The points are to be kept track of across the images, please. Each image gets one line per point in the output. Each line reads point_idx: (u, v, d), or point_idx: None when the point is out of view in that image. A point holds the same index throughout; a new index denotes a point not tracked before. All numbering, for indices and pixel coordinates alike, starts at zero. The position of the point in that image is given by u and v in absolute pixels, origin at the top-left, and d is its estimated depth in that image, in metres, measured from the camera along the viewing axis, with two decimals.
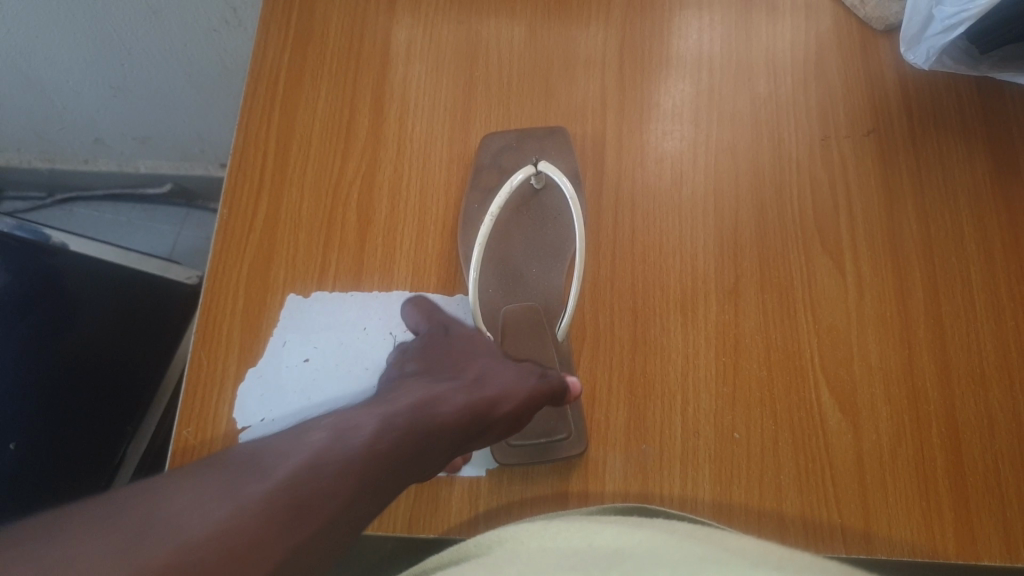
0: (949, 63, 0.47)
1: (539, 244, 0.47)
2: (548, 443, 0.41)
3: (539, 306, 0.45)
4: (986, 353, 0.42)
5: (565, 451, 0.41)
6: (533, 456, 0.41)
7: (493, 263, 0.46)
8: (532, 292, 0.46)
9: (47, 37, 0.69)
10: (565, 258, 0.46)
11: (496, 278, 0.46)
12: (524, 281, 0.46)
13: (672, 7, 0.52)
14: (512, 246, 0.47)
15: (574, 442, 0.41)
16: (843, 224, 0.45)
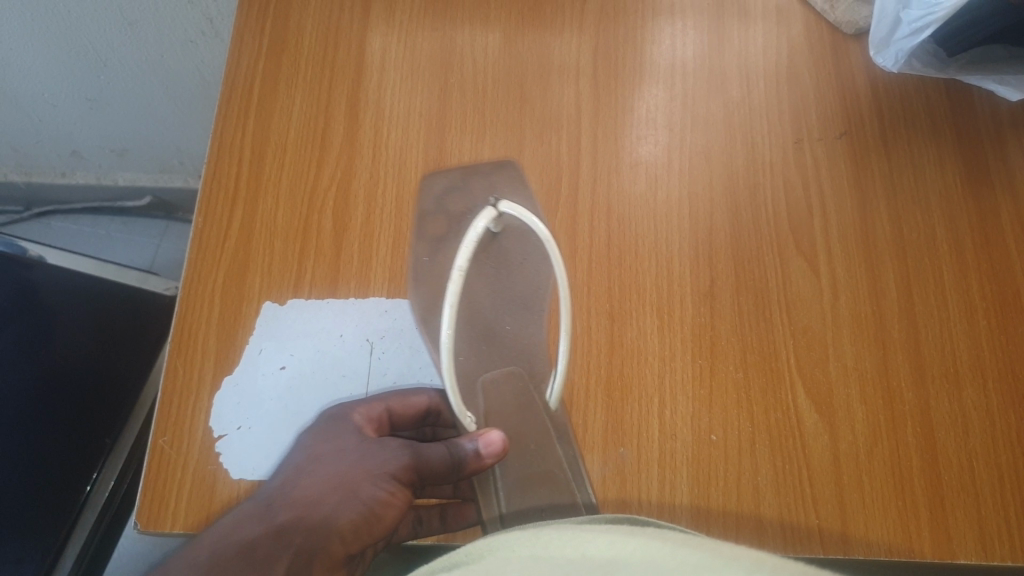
0: (918, 66, 0.48)
1: (511, 293, 0.44)
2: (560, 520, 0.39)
3: (523, 369, 0.43)
4: (959, 353, 0.43)
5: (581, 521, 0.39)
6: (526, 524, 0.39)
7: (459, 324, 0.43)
8: (510, 348, 0.43)
9: (21, 50, 0.69)
10: (539, 310, 0.44)
11: (462, 342, 0.43)
12: (500, 339, 0.43)
13: (645, 14, 0.53)
14: (478, 302, 0.44)
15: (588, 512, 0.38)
16: (817, 225, 0.46)
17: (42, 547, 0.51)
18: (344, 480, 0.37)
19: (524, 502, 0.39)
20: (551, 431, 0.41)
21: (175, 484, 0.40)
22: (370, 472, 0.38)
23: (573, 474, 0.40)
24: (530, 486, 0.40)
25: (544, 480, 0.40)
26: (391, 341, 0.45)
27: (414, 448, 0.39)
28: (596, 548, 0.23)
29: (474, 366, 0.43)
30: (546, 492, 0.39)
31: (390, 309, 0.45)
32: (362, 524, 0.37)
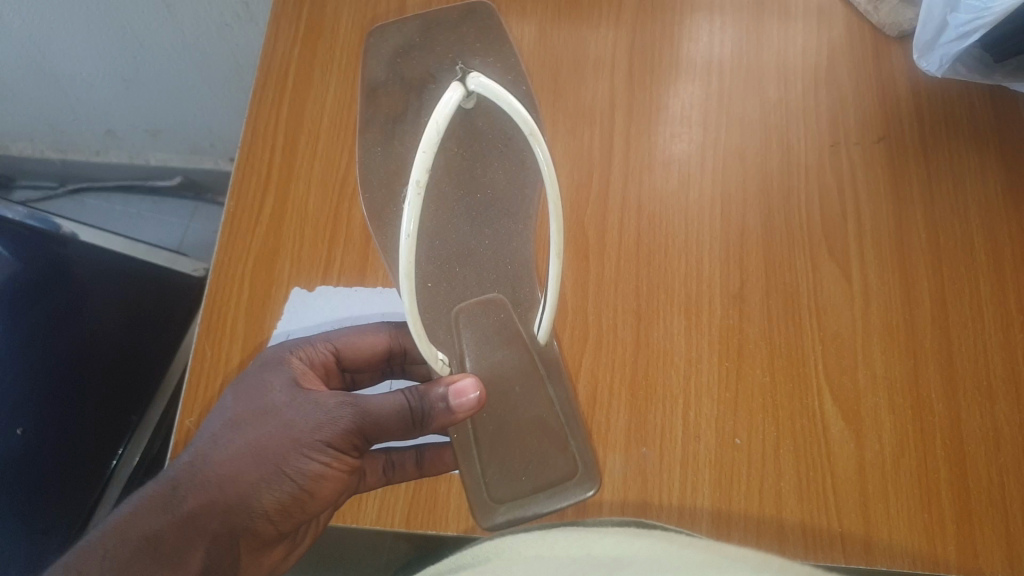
0: (963, 71, 0.47)
1: (491, 199, 0.46)
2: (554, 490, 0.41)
3: (507, 299, 0.45)
4: (992, 365, 0.42)
5: (581, 492, 0.40)
6: (523, 489, 0.41)
7: (436, 244, 0.45)
8: (492, 266, 0.45)
9: (59, 29, 0.70)
10: (522, 219, 0.46)
11: (437, 266, 0.45)
12: (480, 255, 0.45)
13: (683, 10, 0.52)
14: (452, 216, 0.45)
15: (585, 478, 0.41)
16: (851, 230, 0.45)
17: (68, 519, 0.54)
18: (268, 454, 0.36)
19: (508, 465, 0.42)
20: (544, 377, 0.43)
21: None
22: (298, 442, 0.36)
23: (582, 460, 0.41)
24: (506, 448, 0.42)
25: (523, 430, 0.43)
26: None
27: (354, 408, 0.37)
28: (602, 549, 0.23)
29: (456, 292, 0.44)
30: (526, 446, 0.42)
31: None
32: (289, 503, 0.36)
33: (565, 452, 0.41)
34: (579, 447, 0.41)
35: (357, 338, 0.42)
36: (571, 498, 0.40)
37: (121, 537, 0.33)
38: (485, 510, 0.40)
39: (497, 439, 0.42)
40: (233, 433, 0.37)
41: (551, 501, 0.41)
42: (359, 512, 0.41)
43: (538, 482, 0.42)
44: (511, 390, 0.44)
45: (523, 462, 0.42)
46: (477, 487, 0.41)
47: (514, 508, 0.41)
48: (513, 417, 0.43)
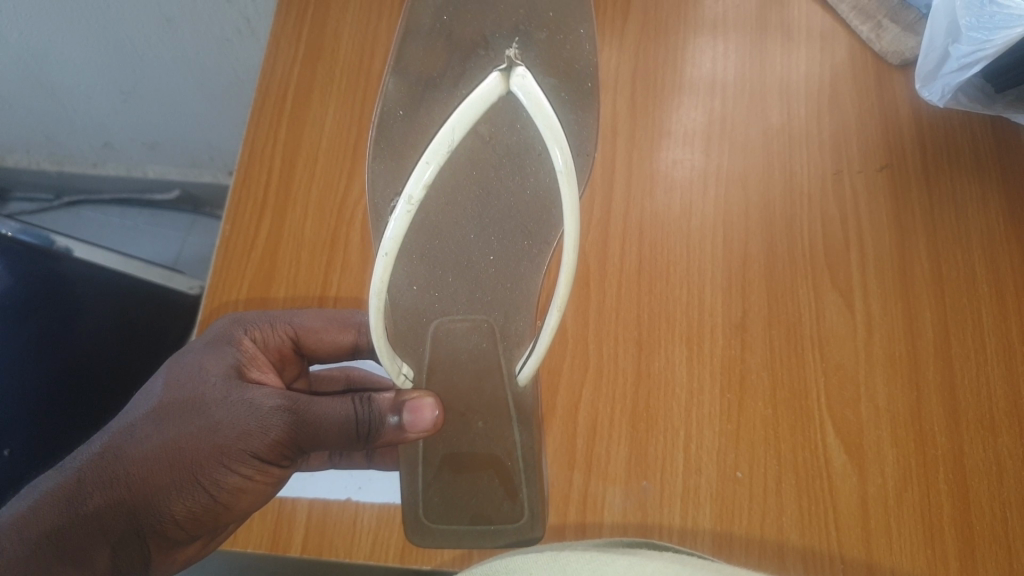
0: (964, 100, 0.47)
1: (510, 209, 0.39)
2: (497, 529, 0.40)
3: (495, 325, 0.42)
4: (995, 399, 0.41)
5: (526, 536, 0.40)
6: (462, 522, 0.40)
7: (434, 242, 0.39)
8: (489, 285, 0.41)
9: (58, 44, 0.70)
10: (530, 248, 0.40)
11: (426, 268, 0.40)
12: (480, 268, 0.40)
13: (686, 34, 0.52)
14: (460, 216, 0.39)
15: (529, 527, 0.40)
16: (854, 258, 0.45)
17: None
18: (186, 459, 0.36)
19: (453, 492, 0.41)
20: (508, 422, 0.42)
21: None
22: (220, 448, 0.37)
23: (580, 488, 0.41)
24: (459, 474, 0.41)
25: (487, 463, 0.41)
26: None
27: (290, 420, 0.37)
28: (617, 571, 0.22)
29: (440, 303, 0.41)
30: (486, 481, 0.41)
31: None
32: (199, 509, 0.37)
33: (515, 497, 0.41)
34: (530, 493, 0.40)
35: (321, 326, 0.43)
36: (517, 540, 0.40)
37: (22, 530, 0.35)
38: (410, 524, 0.40)
39: (447, 468, 0.41)
40: (156, 426, 0.37)
41: (495, 536, 0.40)
42: (351, 546, 0.40)
43: (482, 517, 0.41)
44: (474, 423, 0.42)
45: (467, 494, 0.41)
46: (413, 504, 0.40)
47: (450, 534, 0.40)
48: (469, 446, 0.42)
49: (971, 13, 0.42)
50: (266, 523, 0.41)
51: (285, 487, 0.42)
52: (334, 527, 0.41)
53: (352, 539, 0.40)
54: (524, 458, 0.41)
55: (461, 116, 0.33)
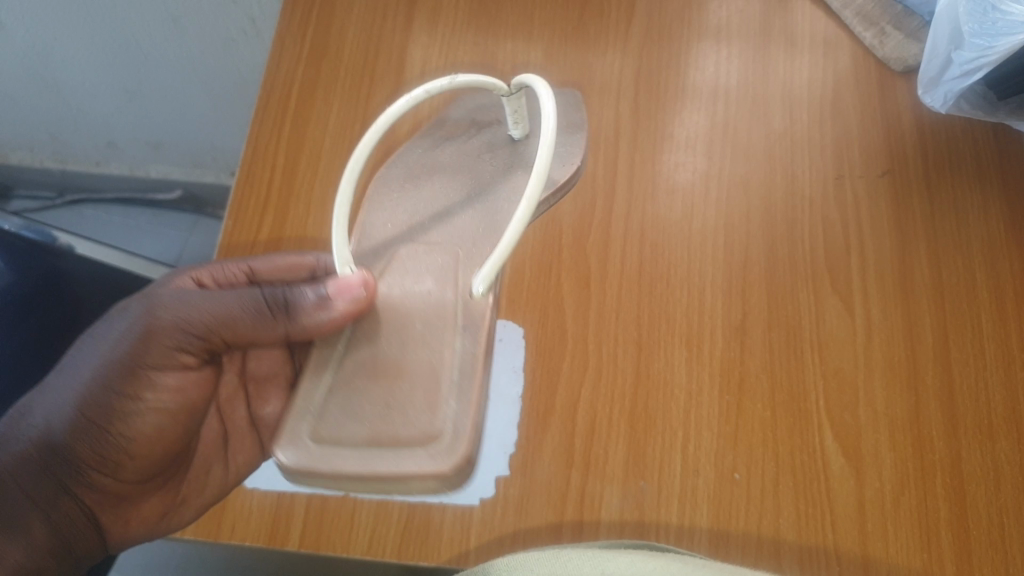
0: (966, 107, 0.47)
1: (504, 199, 0.41)
2: (396, 450, 0.32)
3: (465, 247, 0.39)
4: (994, 405, 0.41)
5: (429, 466, 0.31)
6: (359, 436, 0.33)
7: (422, 201, 0.42)
8: (465, 230, 0.40)
9: (64, 41, 0.70)
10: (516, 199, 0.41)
11: (408, 215, 0.42)
12: (459, 219, 0.41)
13: (690, 39, 0.52)
14: (456, 188, 0.43)
15: (441, 454, 0.32)
16: (854, 264, 0.45)
17: None
18: (96, 386, 0.38)
19: (358, 403, 0.34)
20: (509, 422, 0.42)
21: None
22: (106, 368, 0.38)
23: (577, 487, 0.40)
24: (376, 380, 0.35)
25: (413, 376, 0.34)
26: None
27: (188, 316, 0.38)
28: (618, 567, 0.22)
29: (414, 255, 0.39)
30: (410, 391, 0.34)
31: None
32: (108, 446, 0.39)
33: (435, 412, 0.33)
34: (453, 407, 0.33)
35: (275, 262, 0.43)
36: (413, 467, 0.31)
37: None
38: (291, 441, 0.33)
39: (363, 374, 0.35)
40: (59, 375, 0.39)
41: (383, 458, 0.32)
42: (348, 542, 0.40)
43: (384, 437, 0.33)
44: (414, 329, 0.36)
45: (377, 403, 0.34)
46: (302, 417, 0.34)
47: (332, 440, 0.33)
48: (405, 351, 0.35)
49: (974, 19, 0.43)
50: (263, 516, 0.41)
51: (283, 480, 0.42)
52: (332, 522, 0.41)
53: (349, 534, 0.40)
54: (458, 370, 0.34)
55: (470, 79, 0.40)
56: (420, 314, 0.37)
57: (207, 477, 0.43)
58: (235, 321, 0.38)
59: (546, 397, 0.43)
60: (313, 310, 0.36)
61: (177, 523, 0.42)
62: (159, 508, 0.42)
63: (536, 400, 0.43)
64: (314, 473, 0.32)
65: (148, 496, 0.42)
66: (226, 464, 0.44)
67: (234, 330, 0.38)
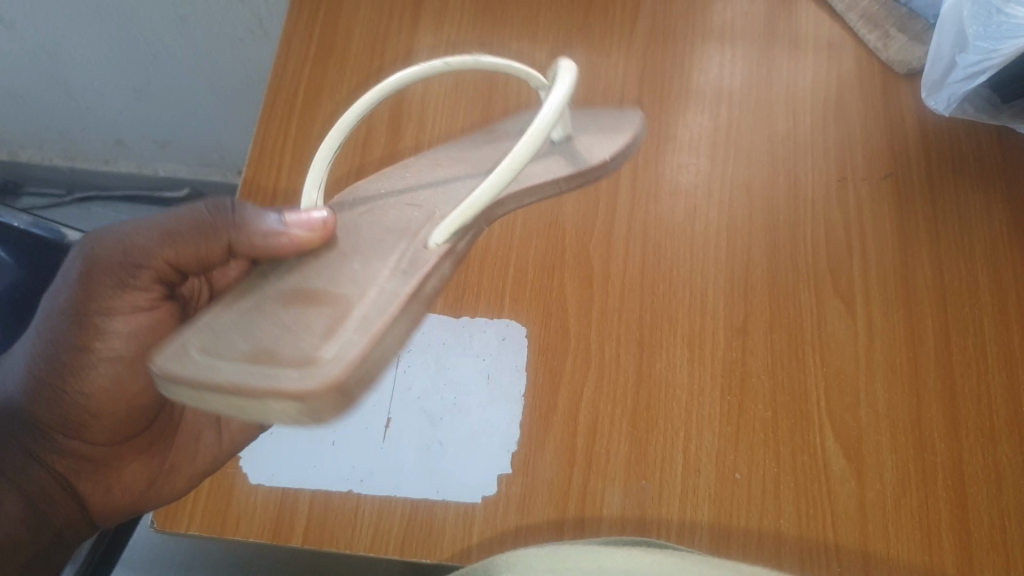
0: (970, 110, 0.47)
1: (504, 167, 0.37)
2: (267, 368, 0.23)
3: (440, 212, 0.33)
4: (996, 407, 0.41)
5: (289, 386, 0.22)
6: (234, 356, 0.24)
7: (426, 175, 0.38)
8: (452, 196, 0.34)
9: (74, 40, 0.70)
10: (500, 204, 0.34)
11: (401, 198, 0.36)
12: (452, 189, 0.35)
13: (694, 41, 0.52)
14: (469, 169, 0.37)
15: (311, 376, 0.22)
16: (856, 265, 0.45)
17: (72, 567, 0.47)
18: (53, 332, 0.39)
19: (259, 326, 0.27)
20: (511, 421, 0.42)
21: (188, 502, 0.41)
22: (52, 324, 0.39)
23: (578, 486, 0.41)
24: (295, 305, 0.28)
25: (329, 302, 0.27)
26: (418, 353, 0.45)
27: (131, 248, 0.39)
28: (617, 564, 0.22)
29: (387, 209, 0.35)
30: (320, 314, 0.27)
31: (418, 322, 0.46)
32: (67, 406, 0.40)
33: (335, 334, 0.24)
34: (352, 336, 0.24)
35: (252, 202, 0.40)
36: (266, 391, 0.22)
37: None
38: (155, 361, 0.25)
39: (286, 302, 0.29)
40: (25, 336, 0.41)
41: (241, 377, 0.22)
42: (351, 538, 0.40)
43: (267, 352, 0.24)
44: (349, 266, 0.30)
45: (280, 326, 0.26)
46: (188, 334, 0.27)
47: (188, 370, 0.24)
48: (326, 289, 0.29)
49: (977, 22, 0.43)
50: (267, 512, 0.41)
51: (288, 473, 0.42)
52: (336, 518, 0.41)
53: (352, 530, 0.41)
54: (373, 310, 0.26)
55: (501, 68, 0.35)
56: (366, 250, 0.31)
57: (196, 447, 0.44)
58: (176, 243, 0.39)
59: (548, 396, 0.43)
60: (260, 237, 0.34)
61: (161, 492, 0.43)
62: (146, 475, 0.44)
63: (539, 399, 0.43)
64: (175, 377, 0.23)
65: (130, 462, 0.44)
66: (220, 431, 0.44)
67: (178, 253, 0.39)
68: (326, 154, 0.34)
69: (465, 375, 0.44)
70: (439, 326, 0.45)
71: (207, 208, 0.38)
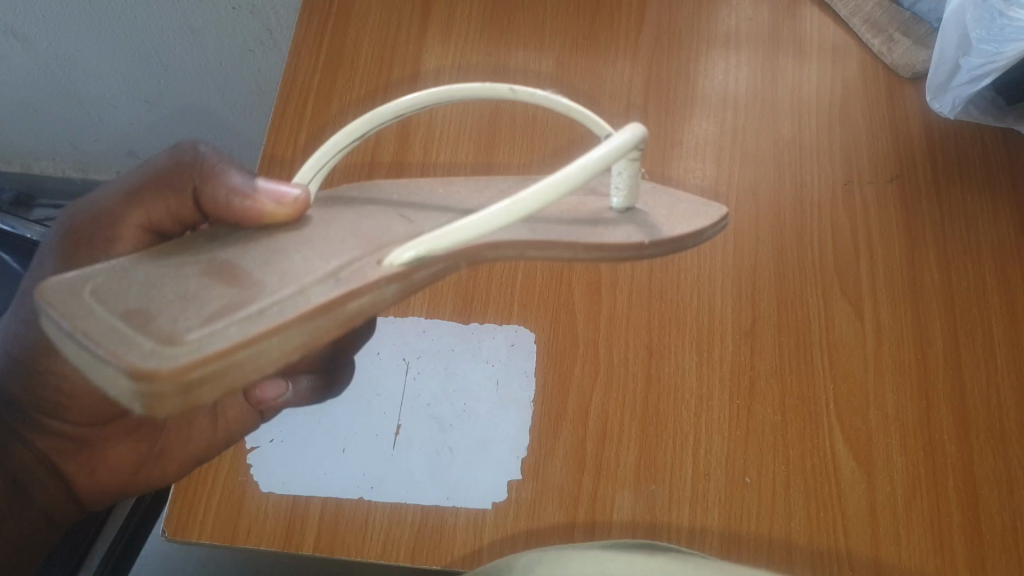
0: (975, 113, 0.48)
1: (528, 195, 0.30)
2: (166, 307, 0.18)
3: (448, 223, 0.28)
4: (1006, 410, 0.41)
5: (131, 357, 0.16)
6: (133, 301, 0.19)
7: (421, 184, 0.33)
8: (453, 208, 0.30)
9: (86, 52, 0.71)
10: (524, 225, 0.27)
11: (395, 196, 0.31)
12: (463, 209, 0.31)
13: (700, 46, 0.53)
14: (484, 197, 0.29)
15: (169, 354, 0.16)
16: (864, 268, 0.45)
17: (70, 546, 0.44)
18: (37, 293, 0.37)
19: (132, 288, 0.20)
20: (521, 426, 0.43)
21: (199, 510, 0.42)
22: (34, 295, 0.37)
23: (588, 490, 0.41)
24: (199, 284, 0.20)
25: (227, 303, 0.19)
26: (428, 360, 0.45)
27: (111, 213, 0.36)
28: None
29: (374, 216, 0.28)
30: (205, 306, 0.19)
31: (427, 329, 0.46)
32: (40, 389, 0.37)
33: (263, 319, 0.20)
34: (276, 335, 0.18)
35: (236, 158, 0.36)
36: (104, 351, 0.16)
37: None
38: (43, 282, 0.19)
39: (223, 260, 0.23)
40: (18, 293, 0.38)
41: (100, 324, 0.17)
42: (362, 545, 0.41)
43: (140, 314, 0.18)
44: (289, 258, 0.23)
45: (170, 292, 0.20)
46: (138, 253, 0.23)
47: (57, 294, 0.19)
48: (257, 270, 0.22)
49: (981, 25, 0.43)
50: (278, 520, 0.41)
51: (299, 481, 0.42)
52: (347, 525, 0.41)
53: (364, 537, 0.41)
54: (281, 296, 0.19)
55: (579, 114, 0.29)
56: (325, 246, 0.24)
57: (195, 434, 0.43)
58: (145, 201, 0.36)
59: (558, 401, 0.43)
60: (220, 203, 0.31)
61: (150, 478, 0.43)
62: (133, 458, 0.42)
63: (548, 404, 0.43)
64: (65, 283, 0.19)
65: (117, 443, 0.42)
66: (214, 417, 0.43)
67: (147, 212, 0.36)
68: (342, 139, 0.30)
69: (475, 382, 0.44)
70: (448, 333, 0.46)
71: (180, 157, 0.35)
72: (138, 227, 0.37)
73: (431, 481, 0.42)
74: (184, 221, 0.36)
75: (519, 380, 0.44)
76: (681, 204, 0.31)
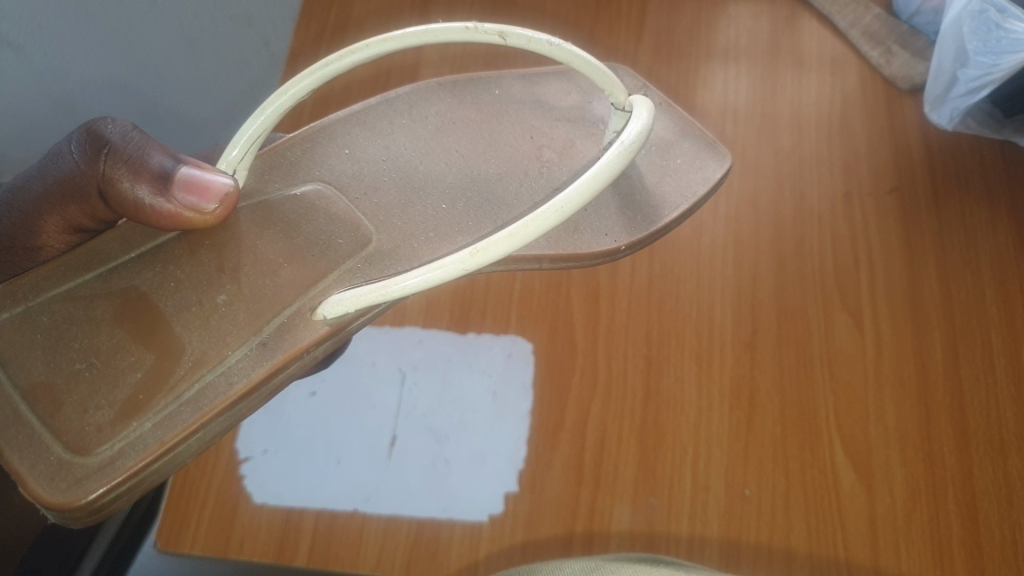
0: (973, 125, 0.48)
1: (494, 185, 0.41)
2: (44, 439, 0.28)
3: (418, 234, 0.38)
4: (1005, 421, 0.41)
5: (49, 488, 0.27)
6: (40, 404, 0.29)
7: (391, 147, 0.41)
8: (422, 207, 0.39)
9: None
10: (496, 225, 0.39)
11: (369, 175, 0.39)
12: (432, 202, 0.39)
13: (699, 59, 0.53)
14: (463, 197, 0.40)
15: (73, 483, 0.27)
16: (863, 279, 0.45)
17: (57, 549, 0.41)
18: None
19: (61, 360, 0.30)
20: (520, 438, 0.42)
21: (194, 523, 0.41)
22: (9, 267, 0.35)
23: (586, 502, 0.40)
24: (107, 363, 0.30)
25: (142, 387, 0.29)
26: (424, 371, 0.45)
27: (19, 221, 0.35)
28: None
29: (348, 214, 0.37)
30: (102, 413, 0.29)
31: (424, 339, 0.46)
32: None
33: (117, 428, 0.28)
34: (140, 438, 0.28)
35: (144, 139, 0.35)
36: (34, 473, 0.27)
37: None
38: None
39: (125, 326, 0.31)
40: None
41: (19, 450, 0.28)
42: (357, 556, 0.40)
43: (55, 424, 0.28)
44: (210, 301, 0.32)
45: (82, 359, 0.30)
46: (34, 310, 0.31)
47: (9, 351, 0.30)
48: (172, 331, 0.31)
49: (977, 37, 0.44)
50: (272, 531, 0.41)
51: (293, 493, 0.42)
52: (340, 537, 0.40)
53: (358, 548, 0.40)
54: (203, 386, 0.30)
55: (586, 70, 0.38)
56: (249, 284, 0.33)
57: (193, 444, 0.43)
58: (55, 206, 0.35)
59: (557, 412, 0.43)
60: (140, 206, 0.33)
61: None
62: None
63: (546, 415, 0.43)
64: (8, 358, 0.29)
65: None
66: None
67: (62, 217, 0.35)
68: (281, 100, 0.35)
69: (472, 393, 0.44)
70: (446, 343, 0.45)
71: (83, 154, 0.34)
72: (58, 230, 0.36)
73: (427, 493, 0.41)
74: (102, 218, 0.36)
75: (517, 392, 0.43)
76: (684, 153, 0.44)
